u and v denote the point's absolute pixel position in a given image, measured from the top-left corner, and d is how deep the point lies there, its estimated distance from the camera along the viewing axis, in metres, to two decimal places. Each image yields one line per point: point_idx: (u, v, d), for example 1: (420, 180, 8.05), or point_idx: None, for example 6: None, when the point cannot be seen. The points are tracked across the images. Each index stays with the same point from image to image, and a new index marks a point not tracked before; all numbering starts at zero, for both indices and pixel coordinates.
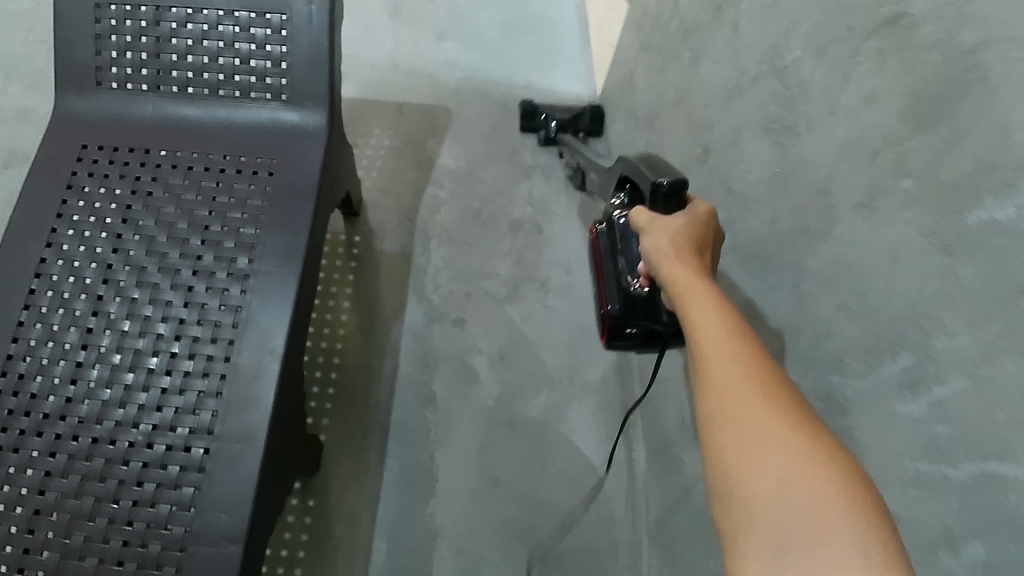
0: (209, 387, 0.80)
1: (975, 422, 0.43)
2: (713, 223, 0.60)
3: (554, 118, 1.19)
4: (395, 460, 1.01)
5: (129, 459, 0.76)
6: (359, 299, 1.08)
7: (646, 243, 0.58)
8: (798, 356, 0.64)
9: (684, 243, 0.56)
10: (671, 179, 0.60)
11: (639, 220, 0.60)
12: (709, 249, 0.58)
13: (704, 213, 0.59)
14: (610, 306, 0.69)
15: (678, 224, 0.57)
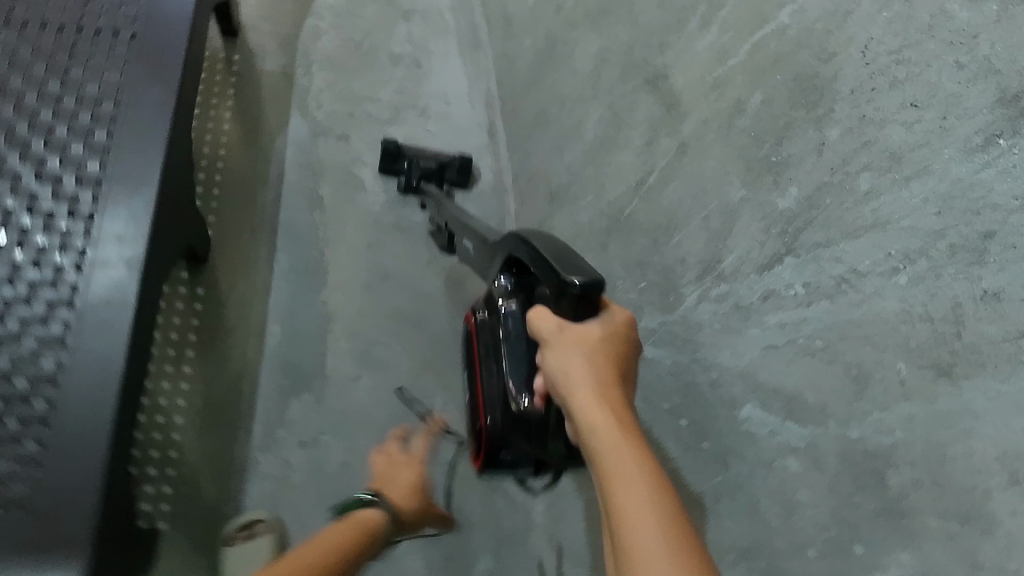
0: (99, 125, 0.79)
1: (746, 14, 0.61)
2: (628, 332, 0.63)
3: (418, 165, 1.12)
4: (285, 255, 1.05)
5: (17, 191, 0.75)
6: (242, 110, 1.10)
7: (552, 357, 0.60)
8: (636, 65, 0.79)
9: (595, 363, 0.58)
10: (584, 279, 0.61)
11: (545, 328, 0.63)
12: (625, 371, 0.60)
13: (615, 326, 0.62)
14: None
15: (589, 339, 0.59)
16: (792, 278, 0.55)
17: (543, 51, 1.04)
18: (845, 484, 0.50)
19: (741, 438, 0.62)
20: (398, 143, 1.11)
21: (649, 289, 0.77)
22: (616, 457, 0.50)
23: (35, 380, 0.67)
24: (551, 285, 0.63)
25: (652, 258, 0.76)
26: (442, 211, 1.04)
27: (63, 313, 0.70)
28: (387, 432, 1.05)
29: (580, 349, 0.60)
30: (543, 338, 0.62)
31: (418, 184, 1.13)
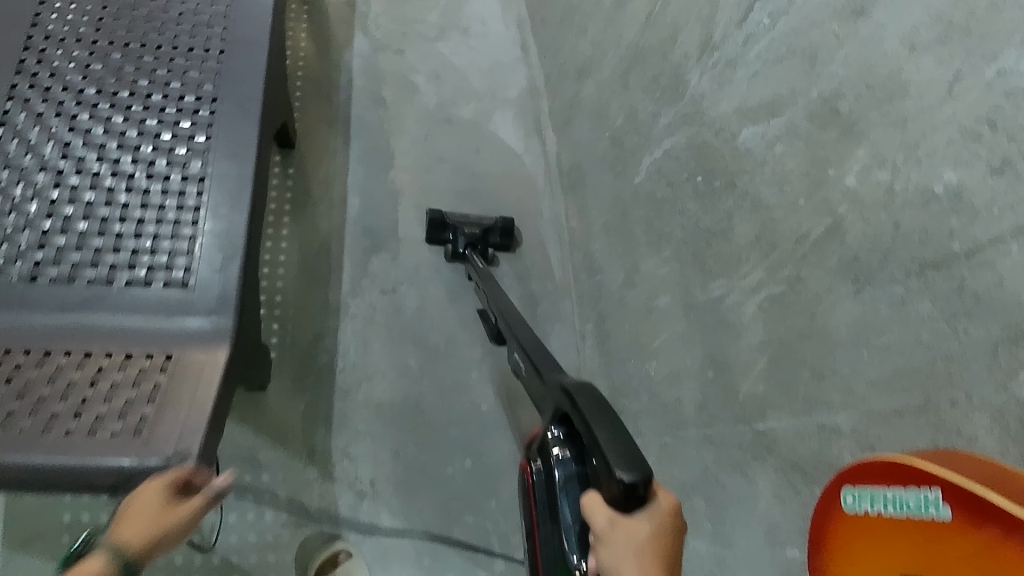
0: (219, 14, 1.05)
1: None
2: (678, 516, 0.53)
3: (463, 233, 1.20)
4: (358, 142, 1.26)
5: (158, 57, 1.00)
6: (314, 31, 1.32)
7: (604, 564, 0.51)
8: None
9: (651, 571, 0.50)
10: (631, 477, 0.50)
11: (596, 519, 0.53)
12: (675, 560, 0.51)
13: (666, 518, 0.52)
14: None
15: (637, 547, 0.51)
16: (763, 15, 0.75)
17: None
18: (814, 134, 0.68)
19: (742, 158, 0.80)
20: (442, 213, 1.20)
21: (663, 94, 0.95)
22: None
23: (183, 202, 0.92)
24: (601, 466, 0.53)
25: (664, 67, 0.94)
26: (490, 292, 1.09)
27: (199, 153, 0.95)
28: (452, 284, 1.24)
29: (633, 549, 0.51)
30: (594, 529, 0.53)
31: (463, 253, 1.20)
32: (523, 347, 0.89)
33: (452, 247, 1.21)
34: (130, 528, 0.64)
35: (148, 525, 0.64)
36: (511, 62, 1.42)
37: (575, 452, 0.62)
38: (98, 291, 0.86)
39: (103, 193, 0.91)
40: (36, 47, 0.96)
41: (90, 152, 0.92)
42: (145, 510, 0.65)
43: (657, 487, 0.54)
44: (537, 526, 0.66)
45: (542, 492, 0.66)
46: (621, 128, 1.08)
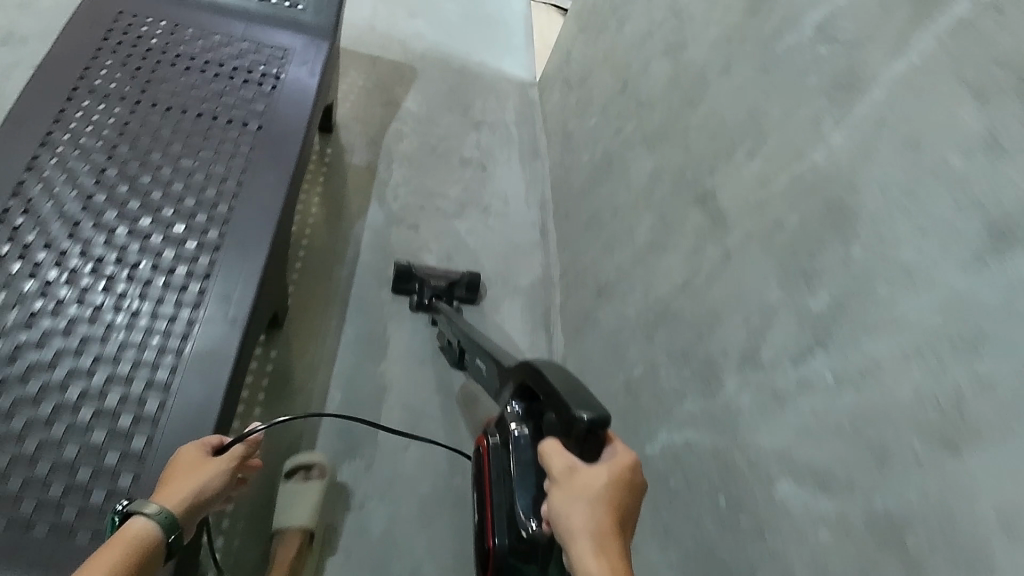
0: (223, 197, 0.94)
1: (779, 152, 0.75)
2: (634, 472, 0.54)
3: (429, 285, 1.19)
4: (352, 327, 1.17)
5: (145, 246, 0.87)
6: (328, 197, 1.25)
7: (551, 505, 0.52)
8: (687, 183, 0.92)
9: (603, 521, 0.50)
10: (590, 415, 0.54)
11: (554, 467, 0.53)
12: (629, 524, 0.52)
13: (622, 469, 0.54)
14: (495, 542, 0.64)
15: (597, 491, 0.51)
16: (823, 368, 0.65)
17: (601, 165, 1.20)
18: (874, 549, 0.57)
19: (777, 512, 0.68)
20: (408, 265, 1.20)
21: (691, 377, 0.85)
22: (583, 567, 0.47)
23: (139, 417, 0.76)
24: (562, 412, 0.56)
25: (697, 349, 0.84)
26: (453, 329, 1.06)
27: (170, 357, 0.81)
28: (427, 502, 1.08)
29: (587, 499, 0.51)
30: (550, 479, 0.53)
31: (429, 303, 1.19)
32: (478, 347, 0.94)
33: (417, 297, 1.20)
34: (175, 483, 0.64)
35: (187, 476, 0.65)
36: (527, 248, 1.35)
37: (532, 431, 0.66)
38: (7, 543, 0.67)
39: (46, 407, 0.75)
40: (11, 223, 0.84)
41: (41, 354, 0.77)
42: (193, 455, 0.68)
43: (613, 440, 0.56)
44: (489, 488, 0.68)
45: (500, 467, 0.68)
46: (638, 379, 0.98)
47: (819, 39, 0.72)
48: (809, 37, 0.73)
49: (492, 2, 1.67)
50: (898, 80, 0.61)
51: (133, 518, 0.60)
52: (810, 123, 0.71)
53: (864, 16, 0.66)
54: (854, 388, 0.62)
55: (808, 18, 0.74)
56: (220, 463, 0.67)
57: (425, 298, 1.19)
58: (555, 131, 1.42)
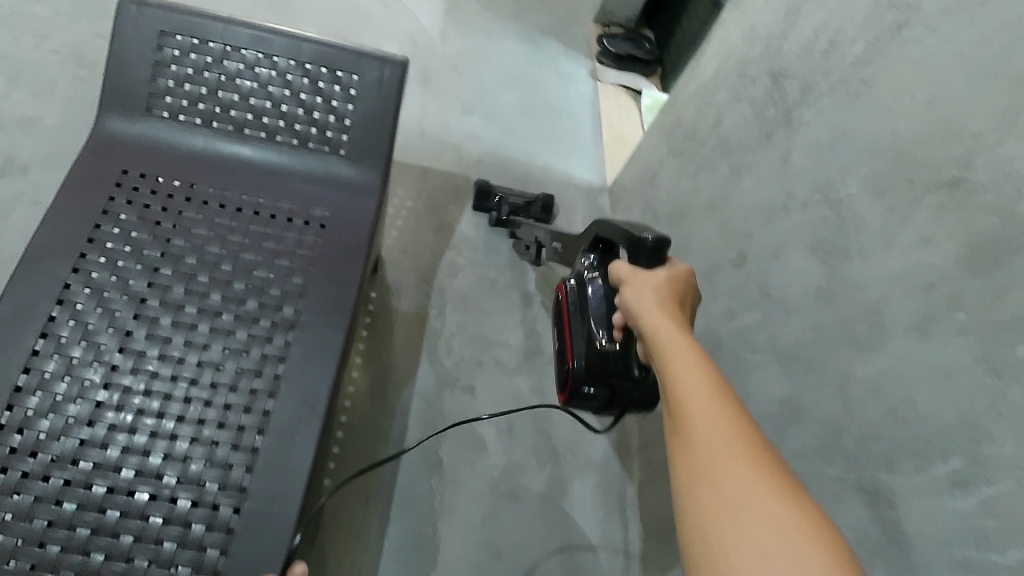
0: (245, 436, 0.75)
1: (1010, 512, 0.53)
2: (688, 280, 0.68)
3: (507, 201, 1.19)
4: (396, 528, 0.98)
5: (148, 513, 0.69)
6: (371, 356, 1.06)
7: (625, 294, 0.67)
8: (842, 453, 0.71)
9: (662, 300, 0.63)
10: (654, 236, 0.70)
11: (623, 272, 0.70)
12: (685, 305, 0.66)
13: (678, 273, 0.68)
14: (574, 363, 0.78)
15: (657, 281, 0.66)
16: None
17: (702, 342, 0.98)
18: None
19: None
20: (487, 182, 1.20)
21: None
22: (682, 377, 0.52)
23: None
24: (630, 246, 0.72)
25: None
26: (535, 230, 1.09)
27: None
28: None
29: (649, 287, 0.66)
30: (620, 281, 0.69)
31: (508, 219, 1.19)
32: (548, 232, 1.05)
33: (495, 213, 1.19)
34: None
35: None
36: None
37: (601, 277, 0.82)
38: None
39: None
40: None
41: None
42: None
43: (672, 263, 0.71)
44: (568, 319, 0.83)
45: (575, 311, 0.83)
46: None
47: None
48: None
49: (557, 85, 1.45)
50: None
51: None
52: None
53: None
54: None
55: None
56: None
57: (504, 214, 1.18)
58: None
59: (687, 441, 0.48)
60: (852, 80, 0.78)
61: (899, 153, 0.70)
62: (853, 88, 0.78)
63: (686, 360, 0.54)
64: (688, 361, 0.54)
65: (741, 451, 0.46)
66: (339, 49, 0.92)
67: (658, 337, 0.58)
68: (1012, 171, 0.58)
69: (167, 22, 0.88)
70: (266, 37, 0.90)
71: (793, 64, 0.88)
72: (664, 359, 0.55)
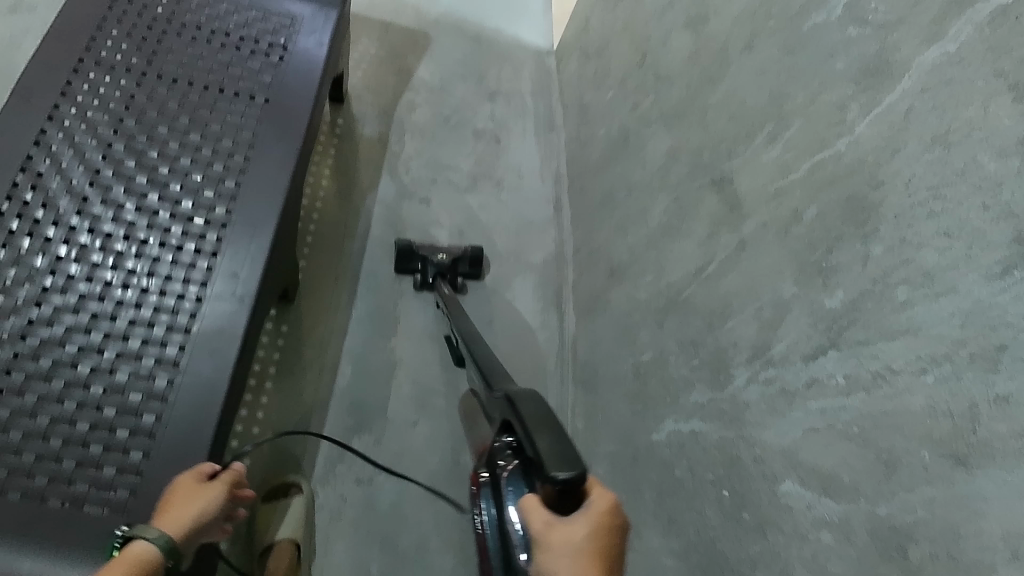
0: (231, 176, 0.93)
1: (796, 137, 0.73)
2: (618, 516, 0.46)
3: (432, 263, 1.17)
4: (363, 301, 1.16)
5: (153, 224, 0.87)
6: (338, 170, 1.24)
7: (541, 574, 0.44)
8: (703, 167, 0.89)
9: (590, 574, 0.43)
10: (568, 474, 0.44)
11: (534, 527, 0.45)
12: (619, 566, 0.45)
13: (605, 522, 0.45)
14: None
15: (580, 543, 0.44)
16: (834, 369, 0.63)
17: (616, 141, 1.17)
18: (871, 555, 0.56)
19: (779, 511, 0.67)
20: (410, 244, 1.18)
21: (699, 365, 0.84)
22: None
23: (149, 394, 0.78)
24: (536, 474, 0.46)
25: (706, 339, 0.83)
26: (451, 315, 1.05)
27: (181, 333, 0.82)
28: (436, 477, 1.07)
29: (572, 555, 0.44)
30: (531, 541, 0.45)
31: (433, 282, 1.18)
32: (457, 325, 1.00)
33: (421, 276, 1.18)
34: (175, 511, 0.66)
35: (186, 508, 0.67)
36: (543, 222, 1.33)
37: (523, 466, 0.51)
38: (26, 526, 0.69)
39: (58, 383, 0.76)
40: (21, 199, 0.84)
41: (53, 331, 0.79)
42: (185, 489, 0.69)
43: (596, 487, 0.48)
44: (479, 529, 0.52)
45: (494, 511, 0.51)
46: (648, 364, 0.97)
47: (851, 20, 0.68)
48: (839, 16, 0.69)
49: None
50: (931, 68, 0.58)
51: (135, 541, 0.62)
52: (833, 110, 0.68)
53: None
54: (868, 389, 0.59)
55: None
56: (215, 490, 0.70)
57: (429, 276, 1.18)
58: (572, 103, 1.39)
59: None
60: None
61: None
62: None
63: None
64: None
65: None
66: None
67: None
68: None
69: None
70: None
71: None
72: None
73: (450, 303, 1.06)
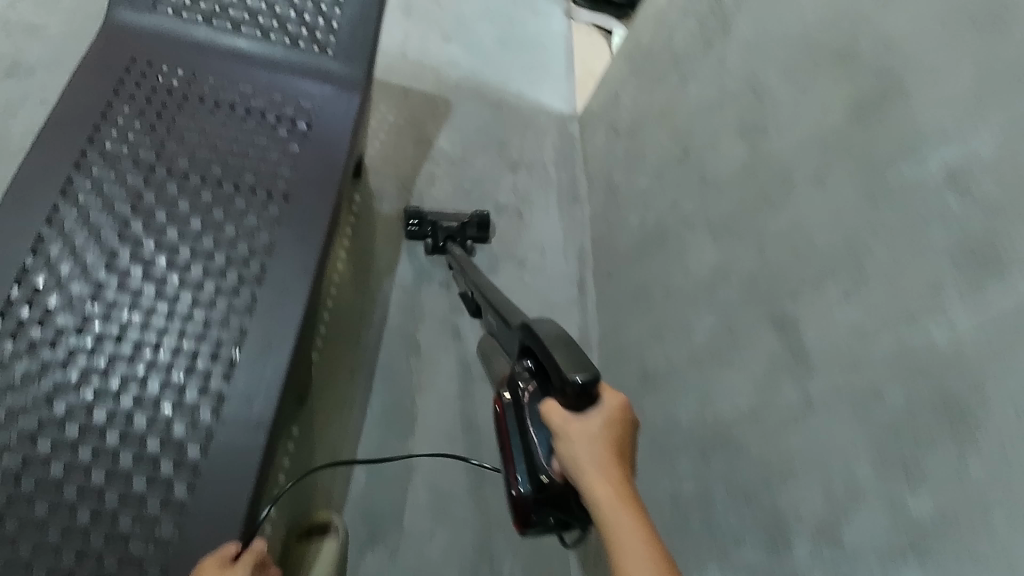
0: (246, 288, 0.85)
1: (878, 302, 0.67)
2: (626, 412, 0.59)
3: (442, 228, 1.18)
4: (378, 397, 1.09)
5: (160, 344, 0.80)
6: (355, 252, 1.16)
7: (564, 456, 0.56)
8: (757, 299, 0.83)
9: (602, 456, 0.55)
10: (584, 376, 0.56)
11: (553, 422, 0.57)
12: (627, 455, 0.57)
13: (615, 412, 0.58)
14: (519, 488, 0.61)
15: (596, 434, 0.56)
16: None
17: (652, 234, 1.10)
18: None
19: None
20: (418, 210, 1.18)
21: (751, 519, 0.78)
22: (624, 554, 0.50)
23: (152, 547, 0.70)
24: (555, 380, 0.58)
25: (761, 495, 0.77)
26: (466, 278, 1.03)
27: (188, 472, 0.74)
28: None
29: (588, 442, 0.55)
30: (551, 432, 0.57)
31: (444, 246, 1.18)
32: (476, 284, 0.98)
33: (432, 241, 1.18)
34: None
35: None
36: (567, 302, 1.25)
37: (539, 387, 0.64)
38: None
39: (54, 533, 0.69)
40: (15, 317, 0.76)
41: (49, 472, 0.71)
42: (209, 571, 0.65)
43: (604, 389, 0.60)
44: (509, 444, 0.65)
45: (515, 425, 0.65)
46: (688, 496, 0.90)
47: (950, 187, 0.61)
48: (936, 179, 0.63)
49: (532, 20, 1.55)
50: None
51: None
52: (927, 286, 0.62)
53: (1013, 180, 0.55)
54: None
55: (933, 151, 0.63)
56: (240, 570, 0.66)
57: (440, 242, 1.18)
58: (599, 177, 1.32)
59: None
60: None
61: (806, 39, 0.81)
62: None
63: (633, 548, 0.50)
64: (635, 545, 0.50)
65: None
66: None
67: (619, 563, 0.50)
68: (890, 39, 0.70)
69: None
70: None
71: None
72: (602, 524, 0.52)
73: (460, 260, 1.05)
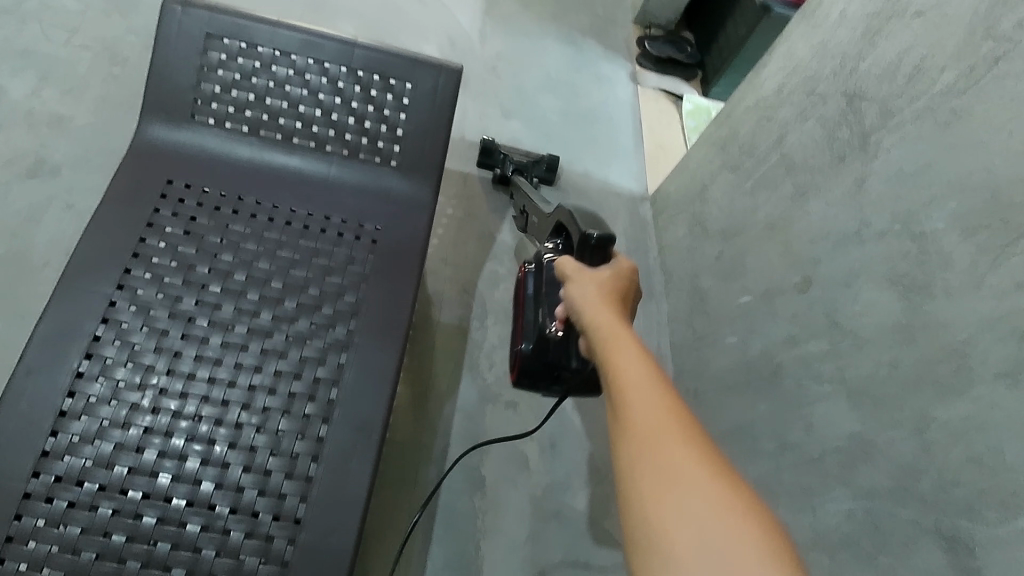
0: (300, 468, 0.70)
1: None
2: (633, 276, 0.68)
3: (512, 159, 1.18)
4: (440, 548, 0.93)
5: (200, 545, 0.65)
6: (413, 372, 1.03)
7: (568, 290, 0.66)
8: (917, 499, 0.68)
9: (605, 294, 0.64)
10: (600, 234, 0.69)
11: (564, 265, 0.68)
12: (628, 300, 0.67)
13: (625, 270, 0.68)
14: (522, 344, 0.76)
15: (602, 275, 0.66)
16: None
17: (756, 365, 0.96)
18: None
19: None
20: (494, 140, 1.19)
21: None
22: (629, 368, 0.53)
23: None
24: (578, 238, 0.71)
25: None
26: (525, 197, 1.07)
27: None
28: None
29: (592, 283, 0.65)
30: (563, 274, 0.68)
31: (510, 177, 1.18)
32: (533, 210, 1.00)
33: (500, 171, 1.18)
34: None
35: None
36: None
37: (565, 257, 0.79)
38: None
39: None
40: (33, 517, 0.63)
41: None
42: None
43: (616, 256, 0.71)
44: (520, 302, 0.80)
45: (532, 287, 0.81)
46: None
47: None
48: None
49: (597, 88, 1.41)
50: None
51: None
52: None
53: None
54: None
55: None
56: None
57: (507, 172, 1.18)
58: (681, 276, 1.18)
59: (643, 454, 0.47)
60: (939, 109, 0.74)
61: (993, 194, 0.66)
62: (941, 117, 0.74)
63: (629, 354, 0.55)
64: (632, 353, 0.55)
65: (710, 475, 0.45)
66: (393, 56, 0.89)
67: (600, 334, 0.58)
68: None
69: (215, 24, 0.84)
70: (315, 40, 0.87)
71: (871, 86, 0.84)
72: (607, 360, 0.56)
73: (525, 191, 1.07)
